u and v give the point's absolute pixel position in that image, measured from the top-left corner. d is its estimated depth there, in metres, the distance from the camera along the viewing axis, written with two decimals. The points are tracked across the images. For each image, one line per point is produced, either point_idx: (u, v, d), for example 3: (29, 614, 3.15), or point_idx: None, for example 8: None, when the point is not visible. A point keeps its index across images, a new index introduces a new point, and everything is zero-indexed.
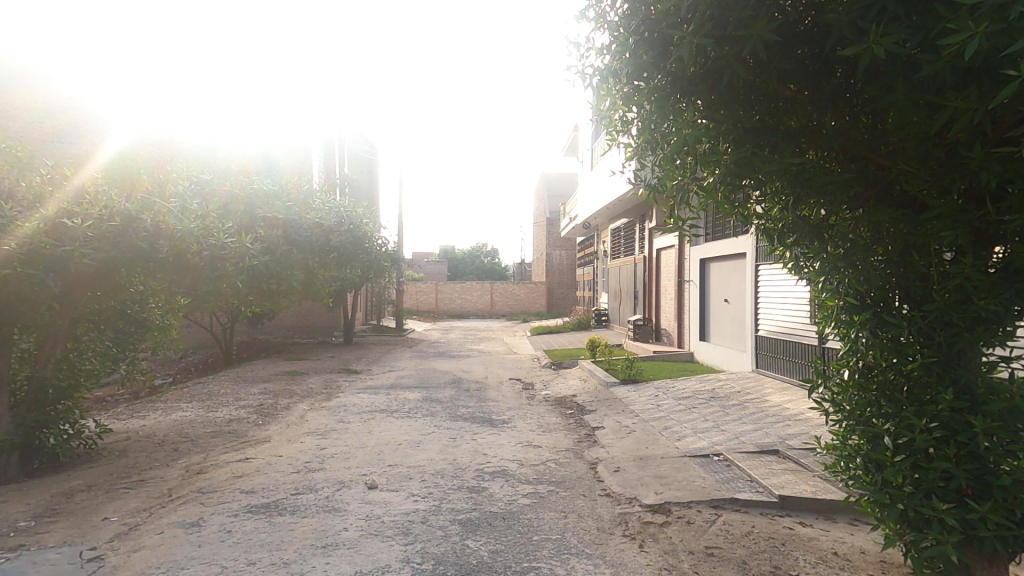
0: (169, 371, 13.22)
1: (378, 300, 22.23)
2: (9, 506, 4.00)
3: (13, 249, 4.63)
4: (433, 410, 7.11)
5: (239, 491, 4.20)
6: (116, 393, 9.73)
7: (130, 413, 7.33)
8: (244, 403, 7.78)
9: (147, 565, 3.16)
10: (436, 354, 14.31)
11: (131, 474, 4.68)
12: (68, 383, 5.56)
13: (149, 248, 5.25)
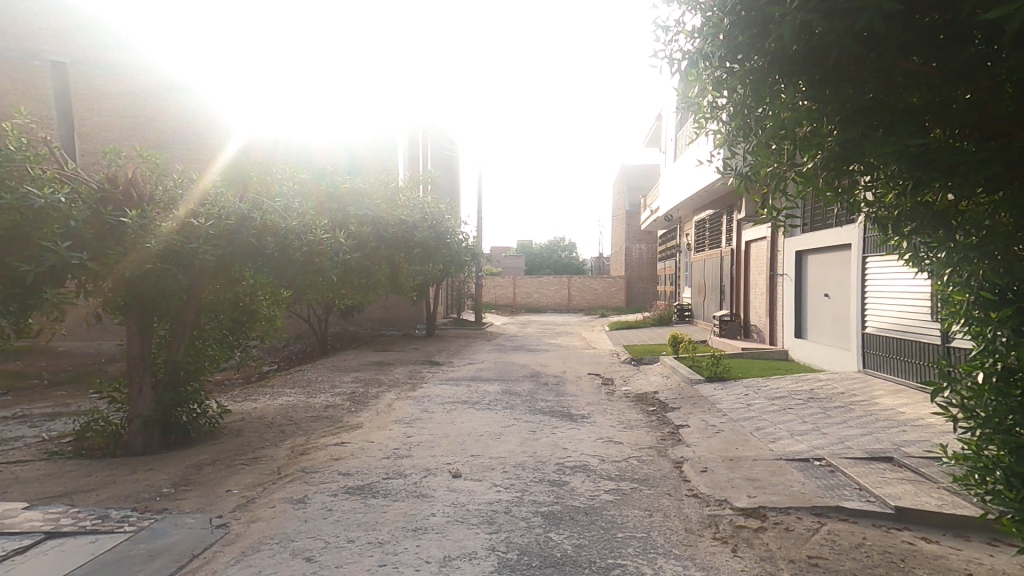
0: (273, 359, 14.45)
1: (456, 295, 22.80)
2: (150, 474, 4.55)
3: (154, 248, 5.06)
4: (512, 403, 7.23)
5: (337, 473, 4.51)
6: (230, 377, 10.83)
7: (243, 395, 8.12)
8: (338, 390, 8.34)
9: (262, 536, 3.50)
10: (514, 347, 14.51)
11: (246, 452, 5.16)
12: (194, 366, 6.11)
13: (258, 243, 5.61)
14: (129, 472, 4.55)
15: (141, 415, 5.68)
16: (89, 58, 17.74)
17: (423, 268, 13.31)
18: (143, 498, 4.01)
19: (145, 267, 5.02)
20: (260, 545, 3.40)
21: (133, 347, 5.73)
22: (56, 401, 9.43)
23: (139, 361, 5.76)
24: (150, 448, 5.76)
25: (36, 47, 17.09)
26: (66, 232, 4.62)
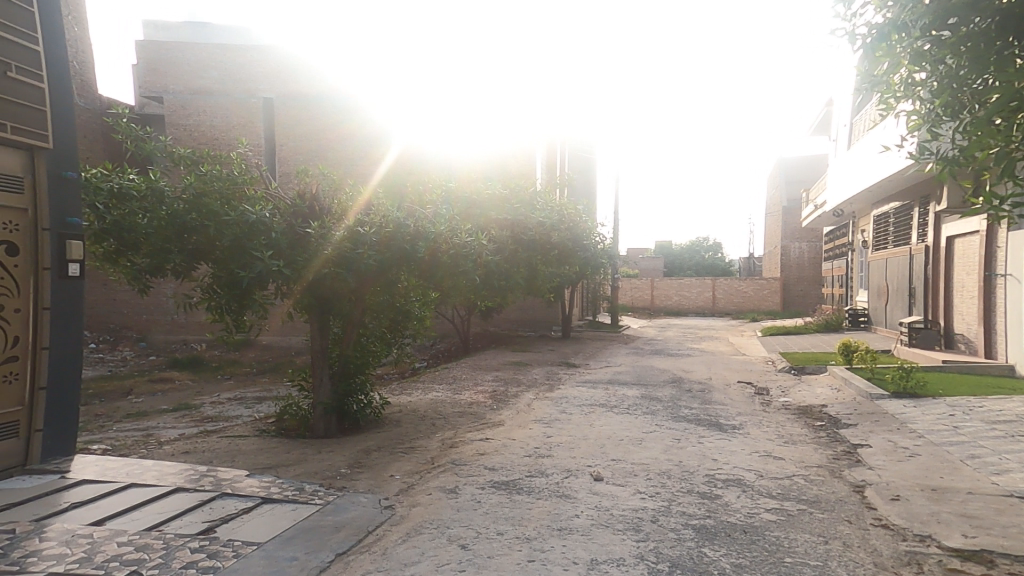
0: (425, 356, 15.73)
1: (592, 297, 22.79)
2: (330, 454, 5.21)
3: (330, 254, 5.53)
4: (654, 409, 7.03)
5: (483, 467, 4.75)
6: (388, 372, 12.03)
7: (400, 389, 8.95)
8: (480, 388, 8.81)
9: (422, 521, 3.81)
10: (653, 351, 14.12)
11: (403, 441, 5.67)
12: (360, 361, 6.85)
13: (412, 249, 5.81)
14: (316, 451, 5.25)
15: (323, 402, 6.44)
16: (287, 92, 20.65)
17: (559, 270, 13.52)
18: (327, 475, 4.60)
19: (323, 272, 5.52)
20: (420, 528, 3.71)
21: (315, 343, 6.42)
22: (260, 387, 11.23)
23: (320, 354, 6.46)
24: (329, 432, 6.53)
25: (255, 87, 20.68)
26: (268, 242, 5.27)
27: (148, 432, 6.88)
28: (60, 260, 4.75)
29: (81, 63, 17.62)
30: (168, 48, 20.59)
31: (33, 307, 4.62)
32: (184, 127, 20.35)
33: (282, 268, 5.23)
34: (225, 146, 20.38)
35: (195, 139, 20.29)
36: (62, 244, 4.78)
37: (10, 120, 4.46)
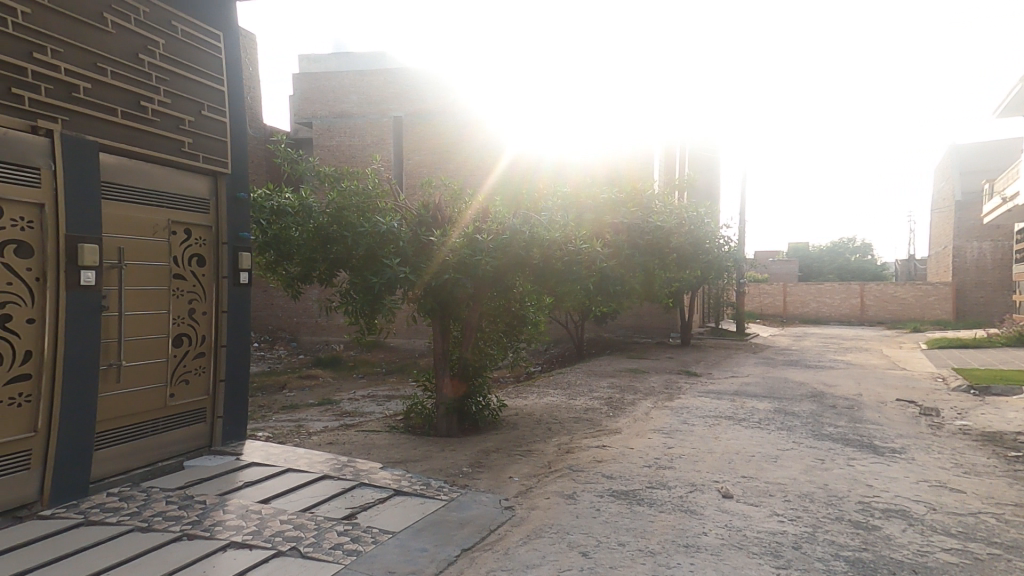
0: (540, 361, 16.00)
1: (715, 302, 21.52)
2: (453, 452, 5.45)
3: (448, 259, 5.76)
4: (790, 425, 6.47)
5: (601, 475, 4.68)
6: (504, 375, 12.39)
7: (516, 392, 9.17)
8: (595, 394, 8.73)
9: (541, 524, 3.84)
10: (787, 363, 13.03)
11: (521, 444, 5.78)
12: (476, 365, 6.97)
13: (526, 255, 5.95)
14: (439, 449, 5.52)
15: (444, 403, 6.79)
16: (407, 109, 22.16)
17: (680, 276, 13.02)
18: (450, 472, 4.83)
19: (443, 276, 5.74)
20: (540, 531, 3.74)
21: (437, 346, 6.80)
22: (390, 385, 12.09)
23: (441, 357, 6.83)
24: (451, 431, 6.86)
25: (386, 108, 22.36)
26: (395, 250, 5.74)
27: (299, 423, 7.71)
28: (234, 270, 5.14)
29: (251, 98, 20.42)
30: (315, 78, 23.00)
31: (215, 310, 5.04)
32: (329, 147, 22.67)
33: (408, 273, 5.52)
34: (360, 163, 22.38)
35: (334, 157, 22.57)
36: (235, 256, 5.15)
37: (204, 151, 4.93)
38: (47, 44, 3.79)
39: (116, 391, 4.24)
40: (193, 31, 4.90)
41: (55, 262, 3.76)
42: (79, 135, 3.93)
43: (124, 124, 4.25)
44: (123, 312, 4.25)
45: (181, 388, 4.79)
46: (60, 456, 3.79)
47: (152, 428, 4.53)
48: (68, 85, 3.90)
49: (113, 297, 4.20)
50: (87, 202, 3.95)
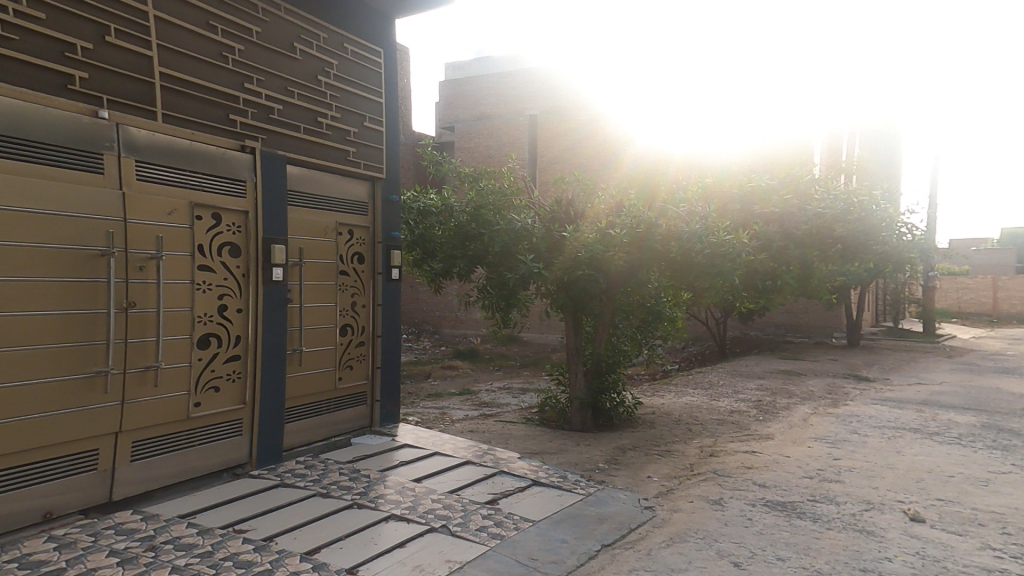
0: (679, 359, 15.34)
1: (895, 299, 18.75)
2: (588, 447, 5.42)
3: (581, 254, 5.82)
4: (1003, 444, 5.40)
5: (752, 482, 4.33)
6: (639, 372, 12.06)
7: (652, 390, 8.88)
8: (742, 396, 8.13)
9: (685, 528, 3.65)
10: (997, 371, 10.89)
11: (659, 443, 5.57)
12: (612, 359, 6.96)
13: (662, 249, 5.79)
14: (574, 443, 5.53)
15: (578, 397, 6.78)
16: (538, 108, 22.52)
17: (851, 267, 11.59)
18: (587, 466, 4.81)
19: (575, 271, 5.84)
20: (685, 535, 3.56)
21: (570, 341, 6.80)
22: (524, 379, 12.40)
23: (574, 352, 6.80)
24: (586, 426, 6.84)
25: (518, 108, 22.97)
26: (529, 247, 5.95)
27: (442, 411, 8.23)
28: (387, 266, 5.55)
29: (402, 110, 22.38)
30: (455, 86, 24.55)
31: (372, 304, 5.51)
32: (468, 149, 23.88)
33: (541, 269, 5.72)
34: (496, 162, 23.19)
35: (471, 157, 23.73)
36: (388, 254, 5.56)
37: (363, 159, 5.36)
38: (254, 75, 4.46)
39: (299, 373, 4.83)
40: (362, 51, 5.38)
41: (256, 261, 4.35)
42: (273, 151, 4.54)
43: (306, 138, 4.83)
44: (304, 305, 4.83)
45: (347, 372, 5.28)
46: (262, 428, 4.43)
47: (325, 407, 5.08)
48: (267, 108, 4.55)
49: (296, 291, 4.79)
50: (277, 208, 4.49)
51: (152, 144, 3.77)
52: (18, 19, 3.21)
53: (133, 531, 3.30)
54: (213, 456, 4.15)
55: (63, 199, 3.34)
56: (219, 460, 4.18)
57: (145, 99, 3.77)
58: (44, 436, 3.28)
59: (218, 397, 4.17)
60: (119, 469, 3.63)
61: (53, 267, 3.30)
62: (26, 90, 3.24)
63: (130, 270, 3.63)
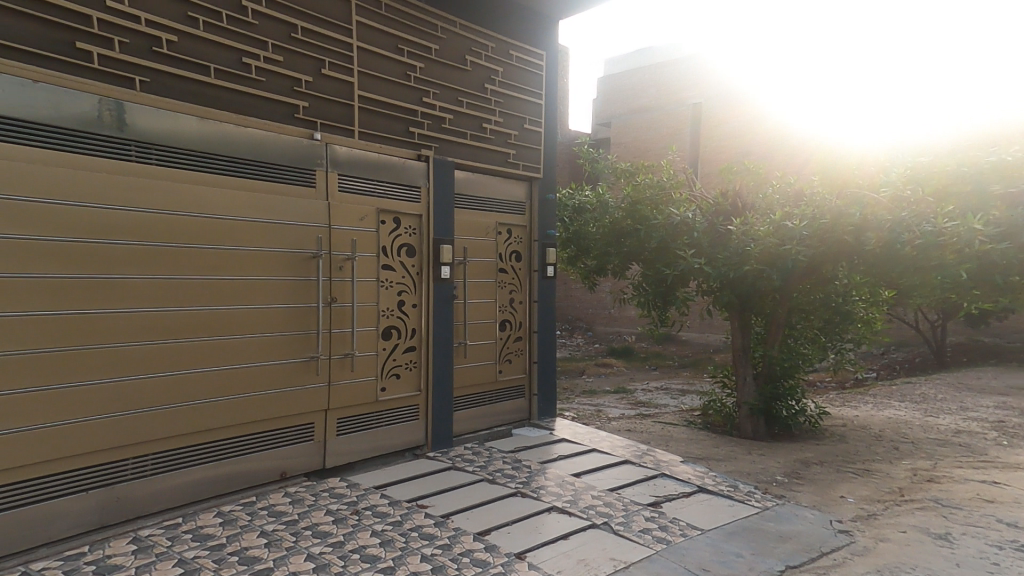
0: (878, 365, 13.28)
1: None
2: (764, 458, 4.91)
3: (753, 252, 5.40)
4: None
5: (995, 520, 3.55)
6: (825, 378, 10.65)
7: (843, 400, 7.83)
8: (971, 416, 6.77)
9: (899, 561, 3.12)
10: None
11: (854, 461, 4.88)
12: (789, 363, 6.26)
13: (855, 241, 5.03)
14: (746, 451, 5.11)
15: (747, 402, 6.23)
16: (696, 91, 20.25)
17: None
18: (765, 477, 4.41)
19: (744, 267, 5.43)
20: (899, 568, 3.04)
21: (737, 341, 6.30)
22: (684, 381, 11.57)
23: (741, 353, 6.28)
24: (758, 434, 6.29)
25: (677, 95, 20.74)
26: (692, 243, 5.76)
27: (597, 409, 8.07)
28: (543, 263, 5.72)
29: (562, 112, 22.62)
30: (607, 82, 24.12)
31: (529, 300, 5.71)
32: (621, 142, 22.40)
33: (704, 266, 5.56)
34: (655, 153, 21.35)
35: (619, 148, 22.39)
36: (544, 251, 5.74)
37: (524, 160, 5.60)
38: (430, 89, 4.81)
39: (465, 364, 5.16)
40: (526, 55, 5.58)
41: (426, 260, 4.77)
42: (445, 159, 4.90)
43: (473, 144, 5.13)
44: (468, 301, 5.16)
45: (507, 365, 5.53)
46: (437, 414, 4.85)
47: (490, 397, 5.39)
48: (440, 118, 4.89)
49: (462, 288, 5.12)
50: (445, 211, 4.89)
51: (350, 160, 4.26)
52: (266, 64, 3.77)
53: (342, 495, 3.81)
54: (399, 437, 4.61)
55: (288, 212, 3.94)
56: (403, 439, 4.65)
57: (347, 119, 4.24)
58: (274, 408, 3.94)
59: (400, 382, 4.64)
60: (329, 440, 4.23)
61: (280, 268, 3.95)
62: (268, 122, 3.81)
63: (333, 270, 4.23)
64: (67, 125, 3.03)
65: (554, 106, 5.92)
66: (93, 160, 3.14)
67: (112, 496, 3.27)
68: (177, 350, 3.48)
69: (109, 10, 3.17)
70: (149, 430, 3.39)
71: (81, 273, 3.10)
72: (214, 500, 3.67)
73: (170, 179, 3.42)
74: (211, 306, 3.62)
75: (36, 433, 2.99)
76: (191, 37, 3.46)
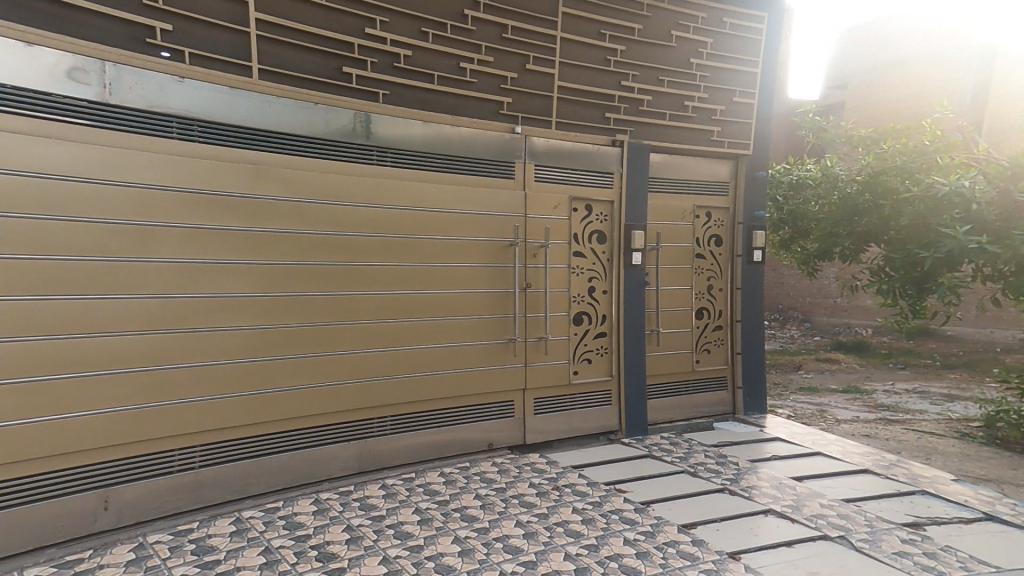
0: None
1: None
2: None
3: None
4: None
5: None
6: None
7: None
8: None
9: None
10: None
11: None
12: None
13: None
14: None
15: None
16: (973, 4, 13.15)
17: None
18: None
19: None
20: None
21: None
22: (952, 377, 8.90)
23: None
24: None
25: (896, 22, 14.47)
26: (965, 215, 5.42)
27: (821, 407, 6.79)
28: (747, 248, 5.37)
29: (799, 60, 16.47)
30: None
31: (729, 287, 5.40)
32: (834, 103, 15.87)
33: (984, 243, 5.12)
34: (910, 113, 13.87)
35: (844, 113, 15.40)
36: (750, 235, 5.38)
37: (728, 137, 5.24)
38: (630, 72, 4.73)
39: (658, 352, 5.05)
40: (742, 22, 5.13)
41: (617, 246, 4.79)
42: (640, 142, 4.84)
43: (671, 125, 4.95)
44: (660, 288, 5.02)
45: (704, 356, 5.32)
46: (629, 401, 4.83)
47: (688, 387, 5.24)
48: (637, 101, 4.80)
49: (654, 275, 5.01)
50: (637, 197, 4.85)
51: (546, 150, 4.48)
52: (479, 66, 4.11)
53: (542, 471, 3.95)
54: (594, 420, 4.73)
55: (492, 203, 4.30)
56: (598, 424, 4.74)
57: (546, 111, 4.46)
58: (480, 385, 4.29)
59: (591, 366, 4.74)
60: (528, 418, 4.48)
61: (482, 256, 4.30)
62: (478, 121, 4.18)
63: (528, 257, 4.47)
64: (333, 137, 3.61)
65: (770, 70, 5.34)
66: (354, 166, 3.74)
67: (366, 449, 3.88)
68: (404, 329, 4.00)
69: (364, 35, 3.64)
70: (385, 397, 3.94)
71: (337, 262, 3.70)
72: (437, 462, 4.15)
73: (402, 177, 3.93)
74: (425, 289, 4.08)
75: (288, 395, 3.56)
76: (425, 51, 3.89)
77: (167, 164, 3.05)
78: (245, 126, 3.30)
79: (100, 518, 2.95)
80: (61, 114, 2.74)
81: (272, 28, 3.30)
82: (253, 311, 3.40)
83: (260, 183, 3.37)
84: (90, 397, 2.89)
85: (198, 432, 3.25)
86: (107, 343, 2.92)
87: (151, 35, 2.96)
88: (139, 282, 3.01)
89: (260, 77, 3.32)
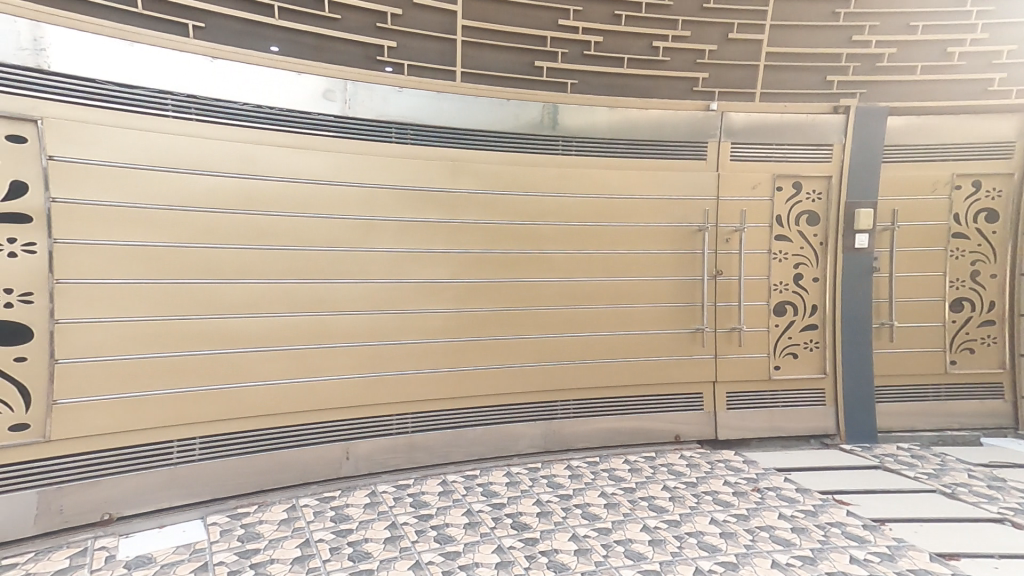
0: None
1: None
2: None
3: None
4: None
5: None
6: None
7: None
8: None
9: None
10: None
11: None
12: None
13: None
14: None
15: None
16: None
17: None
18: None
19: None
20: None
21: None
22: None
23: None
24: None
25: None
26: None
27: None
28: None
29: None
30: None
31: (1007, 274, 4.33)
32: None
33: None
34: None
35: None
36: None
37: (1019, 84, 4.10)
38: (866, 23, 3.93)
39: (890, 350, 4.32)
40: None
41: (837, 231, 4.23)
42: (877, 104, 4.13)
43: (925, 80, 4.08)
44: (895, 275, 4.28)
45: (964, 356, 4.37)
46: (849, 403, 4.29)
47: (938, 392, 4.36)
48: (875, 56, 4.05)
49: (886, 260, 4.27)
50: (866, 170, 4.18)
51: (748, 127, 4.10)
52: (674, 43, 3.88)
53: (739, 470, 3.67)
54: (802, 421, 4.29)
55: (681, 186, 4.08)
56: (806, 426, 4.29)
57: (749, 83, 4.06)
58: (666, 374, 4.16)
59: (796, 361, 4.32)
60: (719, 413, 4.23)
61: (666, 242, 4.11)
62: (669, 102, 4.01)
63: (720, 242, 4.17)
64: (524, 130, 3.81)
65: None
66: (542, 157, 3.89)
67: (551, 430, 4.00)
68: (587, 315, 4.04)
69: (557, 27, 3.74)
70: (569, 380, 4.03)
71: (524, 249, 3.89)
72: (621, 448, 4.10)
73: (587, 166, 3.97)
74: (610, 276, 4.06)
75: (482, 373, 3.85)
76: (615, 34, 3.82)
77: (393, 164, 3.54)
78: (450, 127, 3.67)
79: (343, 465, 3.51)
80: (317, 129, 3.35)
81: (476, 32, 3.62)
82: (453, 295, 3.77)
83: (459, 177, 3.71)
84: (334, 366, 3.48)
85: (411, 400, 3.70)
86: (345, 321, 3.50)
87: (381, 53, 3.47)
88: (367, 269, 3.54)
89: (464, 79, 3.68)
